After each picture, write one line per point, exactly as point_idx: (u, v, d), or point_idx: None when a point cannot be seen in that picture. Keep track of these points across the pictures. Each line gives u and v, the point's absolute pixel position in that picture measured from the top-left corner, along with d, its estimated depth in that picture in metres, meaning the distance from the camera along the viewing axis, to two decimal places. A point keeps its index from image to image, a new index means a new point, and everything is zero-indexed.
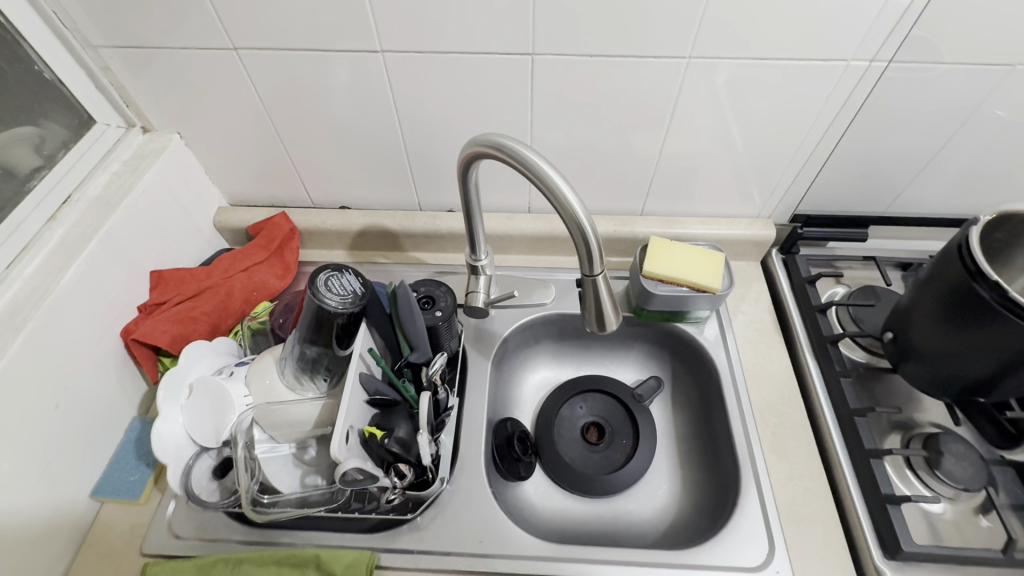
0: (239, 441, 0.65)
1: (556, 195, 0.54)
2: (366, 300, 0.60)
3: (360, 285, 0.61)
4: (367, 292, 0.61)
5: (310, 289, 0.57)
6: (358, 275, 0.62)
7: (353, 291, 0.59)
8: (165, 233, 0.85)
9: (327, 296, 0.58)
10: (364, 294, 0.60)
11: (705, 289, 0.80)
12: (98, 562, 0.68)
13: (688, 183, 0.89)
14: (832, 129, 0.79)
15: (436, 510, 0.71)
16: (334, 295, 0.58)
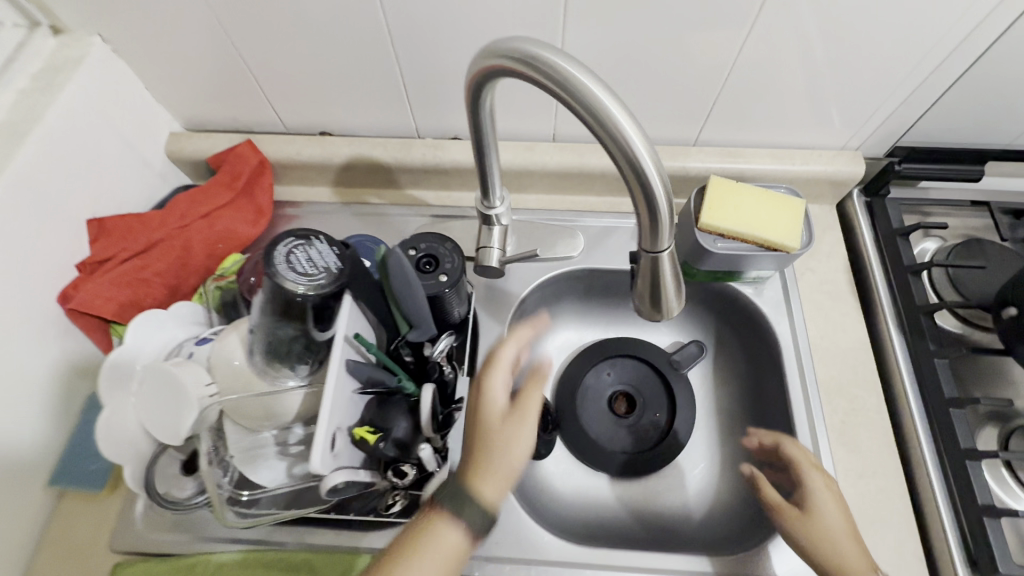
0: (201, 441, 0.54)
1: (615, 138, 0.36)
2: (343, 279, 0.45)
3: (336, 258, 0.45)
4: (345, 268, 0.45)
5: (265, 272, 0.42)
6: (331, 244, 0.46)
7: (326, 268, 0.44)
8: (104, 170, 0.67)
9: (291, 279, 0.42)
10: (340, 272, 0.45)
11: (777, 249, 0.65)
12: (69, 557, 0.60)
13: (763, 104, 0.69)
14: (988, 23, 0.57)
15: None
16: (300, 277, 0.43)
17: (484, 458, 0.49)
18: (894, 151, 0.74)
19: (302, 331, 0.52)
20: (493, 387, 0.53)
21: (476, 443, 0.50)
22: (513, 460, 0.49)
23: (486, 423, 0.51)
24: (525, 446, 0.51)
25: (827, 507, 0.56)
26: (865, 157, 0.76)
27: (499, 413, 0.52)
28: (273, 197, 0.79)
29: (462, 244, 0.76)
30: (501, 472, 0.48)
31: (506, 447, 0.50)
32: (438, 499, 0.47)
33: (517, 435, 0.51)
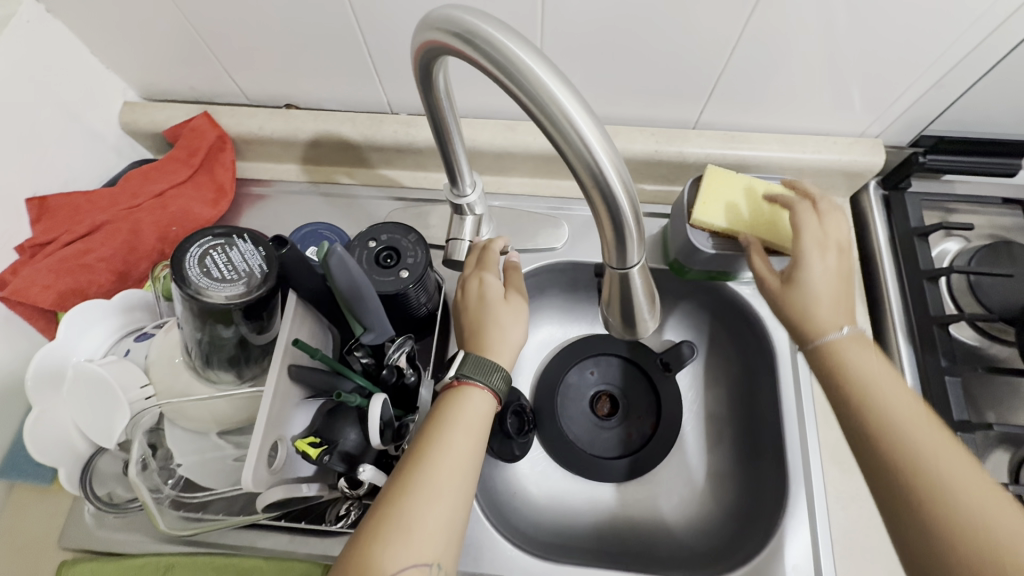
0: (134, 446, 0.49)
1: (568, 138, 0.32)
2: (269, 281, 0.42)
3: (260, 260, 0.43)
4: (270, 269, 0.43)
5: (176, 280, 0.40)
6: (256, 243, 0.43)
7: (247, 271, 0.42)
8: (46, 145, 0.62)
9: (211, 286, 0.41)
10: (264, 275, 0.42)
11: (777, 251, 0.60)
12: (14, 555, 0.58)
13: (772, 83, 0.62)
14: None
15: None
16: (219, 283, 0.41)
17: (484, 337, 0.54)
18: (920, 139, 0.66)
19: (240, 335, 0.47)
20: (488, 279, 0.57)
21: (477, 330, 0.55)
22: (515, 334, 0.55)
23: (483, 310, 0.55)
24: (522, 324, 0.56)
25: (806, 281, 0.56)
26: (886, 145, 0.68)
27: (500, 292, 0.57)
28: (236, 174, 0.73)
29: (436, 231, 0.70)
30: (505, 358, 0.53)
31: (501, 350, 0.53)
32: (456, 371, 0.49)
33: (516, 309, 0.56)
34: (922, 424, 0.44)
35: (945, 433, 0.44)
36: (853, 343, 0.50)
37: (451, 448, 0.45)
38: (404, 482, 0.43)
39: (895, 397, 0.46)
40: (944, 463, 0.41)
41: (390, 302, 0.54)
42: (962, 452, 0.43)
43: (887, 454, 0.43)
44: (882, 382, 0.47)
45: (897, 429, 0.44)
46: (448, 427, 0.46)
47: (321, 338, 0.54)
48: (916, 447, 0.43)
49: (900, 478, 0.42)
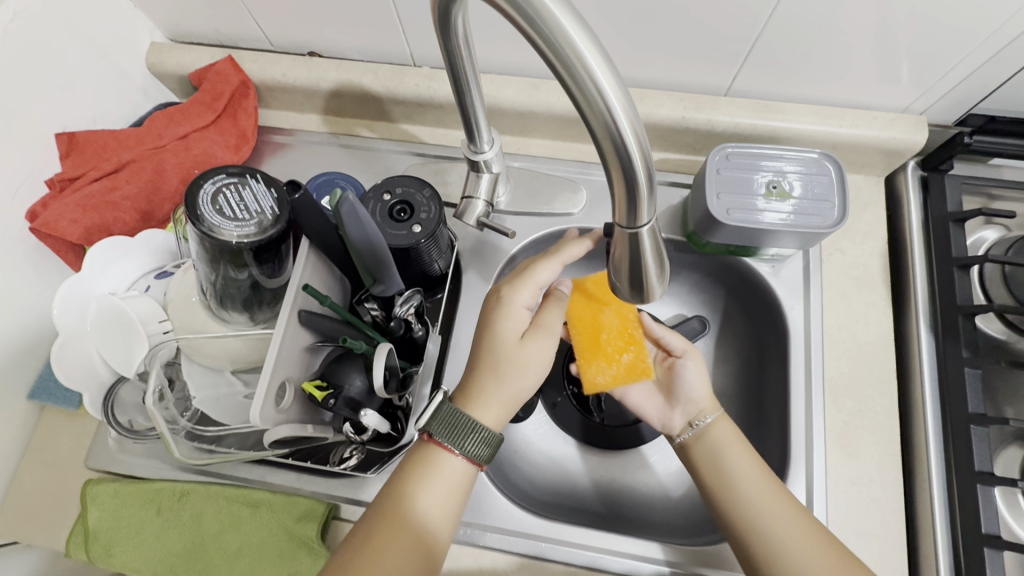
0: (151, 377, 0.51)
1: (584, 89, 0.30)
2: (279, 221, 0.43)
3: (272, 202, 0.43)
4: (281, 211, 0.44)
5: (189, 217, 0.41)
6: (268, 185, 0.44)
7: (259, 212, 0.43)
8: (76, 82, 0.63)
9: (223, 224, 0.41)
10: (275, 216, 0.43)
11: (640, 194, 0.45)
12: (47, 471, 0.62)
13: (812, 49, 0.58)
14: None
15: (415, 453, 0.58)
16: (230, 223, 0.42)
17: (482, 376, 0.52)
18: (968, 117, 0.63)
19: (253, 279, 0.49)
20: (515, 300, 0.53)
21: (481, 362, 0.52)
22: (514, 383, 0.52)
23: (495, 344, 0.52)
24: (525, 375, 0.53)
25: (690, 372, 0.60)
26: (930, 123, 0.65)
27: (519, 323, 0.53)
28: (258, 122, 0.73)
29: (453, 189, 0.70)
30: (490, 412, 0.51)
31: (488, 400, 0.51)
32: (427, 427, 0.50)
33: (528, 355, 0.53)
34: (772, 496, 0.52)
35: (767, 472, 0.54)
36: (723, 424, 0.58)
37: (444, 472, 0.50)
38: (399, 497, 0.49)
39: (744, 464, 0.54)
40: (783, 534, 0.50)
41: (401, 255, 0.55)
42: (814, 524, 0.51)
43: (756, 561, 0.50)
44: (734, 457, 0.55)
45: (737, 497, 0.53)
46: (442, 452, 0.50)
47: (333, 287, 0.55)
48: (753, 511, 0.52)
49: (744, 533, 0.52)
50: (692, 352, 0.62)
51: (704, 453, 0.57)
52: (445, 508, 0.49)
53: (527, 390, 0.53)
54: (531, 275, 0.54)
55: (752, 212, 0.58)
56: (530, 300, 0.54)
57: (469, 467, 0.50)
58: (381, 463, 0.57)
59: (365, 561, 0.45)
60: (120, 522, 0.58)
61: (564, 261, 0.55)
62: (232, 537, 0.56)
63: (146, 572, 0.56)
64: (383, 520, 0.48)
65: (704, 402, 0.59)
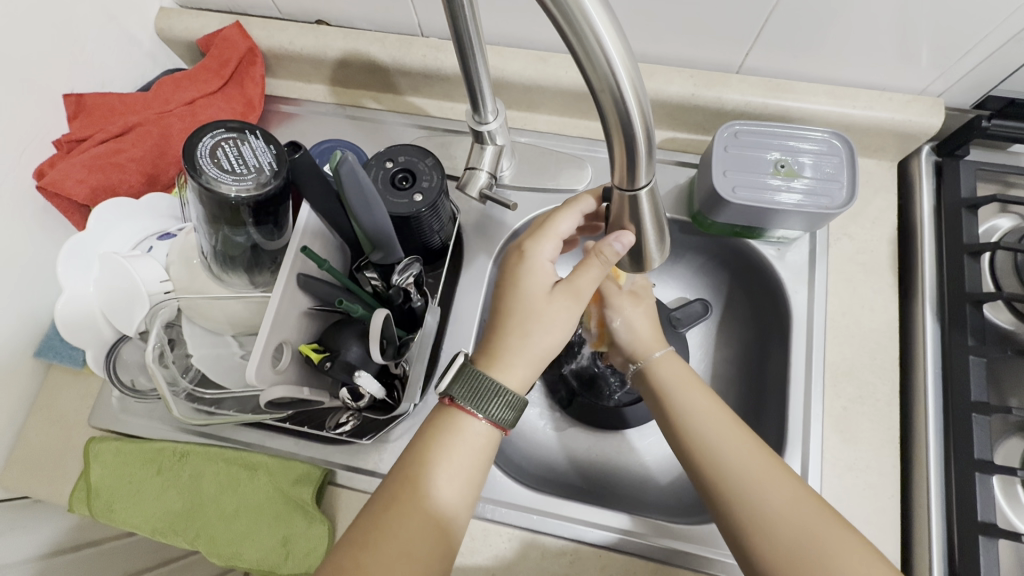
0: (151, 335, 0.51)
1: (586, 44, 0.29)
2: (276, 176, 0.43)
3: (271, 158, 0.43)
4: (278, 166, 0.43)
5: (188, 171, 0.41)
6: (267, 142, 0.44)
7: (257, 168, 0.43)
8: (84, 44, 0.63)
9: (221, 178, 0.41)
10: (273, 171, 0.43)
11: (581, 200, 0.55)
12: (51, 428, 0.63)
13: (827, 26, 0.57)
14: None
15: (411, 422, 0.59)
16: (229, 176, 0.42)
17: (505, 336, 0.50)
18: (987, 101, 0.61)
19: (253, 242, 0.49)
20: (538, 252, 0.52)
21: (505, 317, 0.51)
22: (541, 340, 0.50)
23: (520, 297, 0.51)
24: (552, 331, 0.50)
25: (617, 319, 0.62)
26: (947, 107, 0.63)
27: (546, 275, 0.52)
28: (264, 90, 0.73)
29: (457, 163, 0.69)
30: (516, 374, 0.50)
31: (513, 361, 0.50)
32: (449, 392, 0.49)
33: (559, 313, 0.50)
34: (722, 430, 0.50)
35: (720, 406, 0.52)
36: (668, 360, 0.57)
37: (445, 472, 0.48)
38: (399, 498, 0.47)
39: (688, 395, 0.53)
40: (729, 465, 0.48)
41: (402, 224, 0.55)
42: (764, 453, 0.49)
43: (710, 495, 0.48)
44: (680, 393, 0.54)
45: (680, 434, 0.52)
46: (461, 427, 0.49)
47: (333, 254, 0.55)
48: (698, 439, 0.50)
49: (694, 465, 0.50)
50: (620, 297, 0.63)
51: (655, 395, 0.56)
52: (449, 509, 0.47)
53: (554, 349, 0.51)
54: (551, 227, 0.53)
55: (759, 190, 0.57)
56: (553, 252, 0.53)
57: (492, 431, 0.49)
58: (377, 431, 0.57)
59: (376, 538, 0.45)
60: (121, 480, 0.59)
61: (579, 215, 0.54)
62: (229, 498, 0.57)
63: (146, 529, 0.57)
64: (381, 518, 0.46)
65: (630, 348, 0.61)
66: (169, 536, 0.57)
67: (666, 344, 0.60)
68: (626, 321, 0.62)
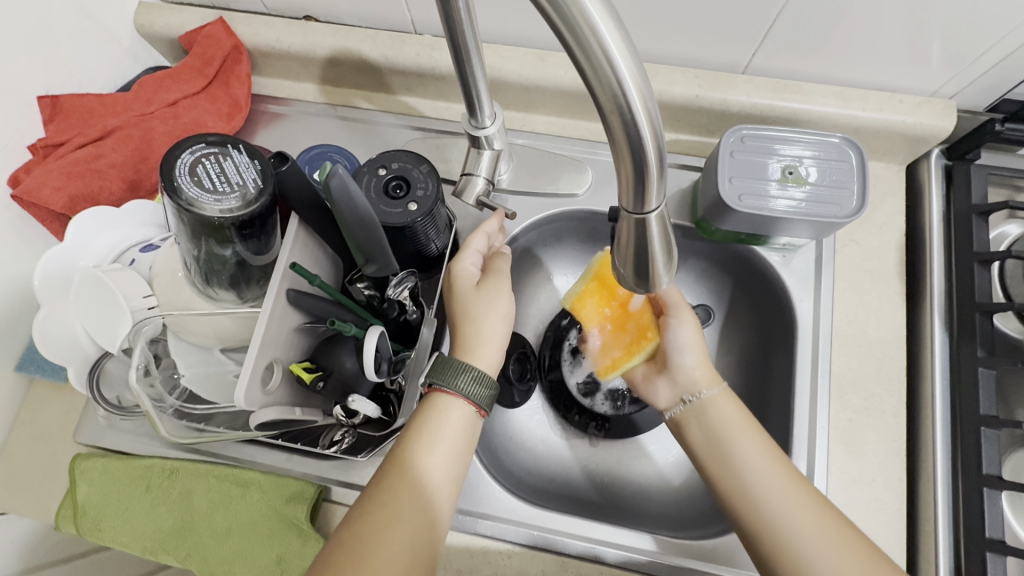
0: (135, 352, 0.49)
1: (593, 58, 0.27)
2: (261, 194, 0.41)
3: (255, 174, 0.41)
4: (263, 182, 0.41)
5: (167, 191, 0.38)
6: (252, 157, 0.42)
7: (241, 185, 0.40)
8: (60, 42, 0.59)
9: (202, 199, 0.39)
10: (259, 188, 0.41)
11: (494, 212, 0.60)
12: (35, 444, 0.61)
13: (839, 26, 0.55)
14: None
15: None
16: (209, 196, 0.39)
17: (460, 336, 0.53)
18: (1000, 103, 0.59)
19: (239, 257, 0.47)
20: (462, 264, 0.56)
21: (456, 324, 0.54)
22: (488, 329, 0.53)
23: (459, 303, 0.55)
24: (496, 316, 0.54)
25: (679, 334, 0.57)
26: (959, 109, 0.61)
27: (473, 280, 0.55)
28: (251, 89, 0.70)
29: (453, 166, 0.67)
30: (482, 356, 0.52)
31: (476, 347, 0.52)
32: (427, 378, 0.50)
33: (489, 301, 0.54)
34: (788, 493, 0.48)
35: (781, 463, 0.50)
36: (726, 402, 0.54)
37: (428, 466, 0.47)
38: (378, 504, 0.45)
39: (747, 451, 0.51)
40: (798, 530, 0.47)
41: (396, 234, 0.52)
42: (830, 516, 0.47)
43: (768, 555, 0.48)
44: (736, 443, 0.52)
45: (742, 490, 0.50)
46: (449, 401, 0.49)
47: (323, 266, 0.53)
48: (762, 502, 0.49)
49: (757, 526, 0.48)
50: (682, 310, 0.57)
51: (705, 442, 0.53)
52: (443, 476, 0.48)
53: (500, 333, 0.54)
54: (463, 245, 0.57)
55: (765, 198, 0.55)
56: (475, 261, 0.56)
57: (469, 410, 0.50)
58: (372, 448, 0.55)
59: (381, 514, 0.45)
60: (109, 497, 0.57)
61: (489, 234, 0.58)
62: (221, 516, 0.56)
63: (136, 548, 0.56)
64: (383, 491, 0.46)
65: (701, 378, 0.56)
66: (159, 555, 0.55)
67: (719, 380, 0.56)
68: (680, 343, 0.57)
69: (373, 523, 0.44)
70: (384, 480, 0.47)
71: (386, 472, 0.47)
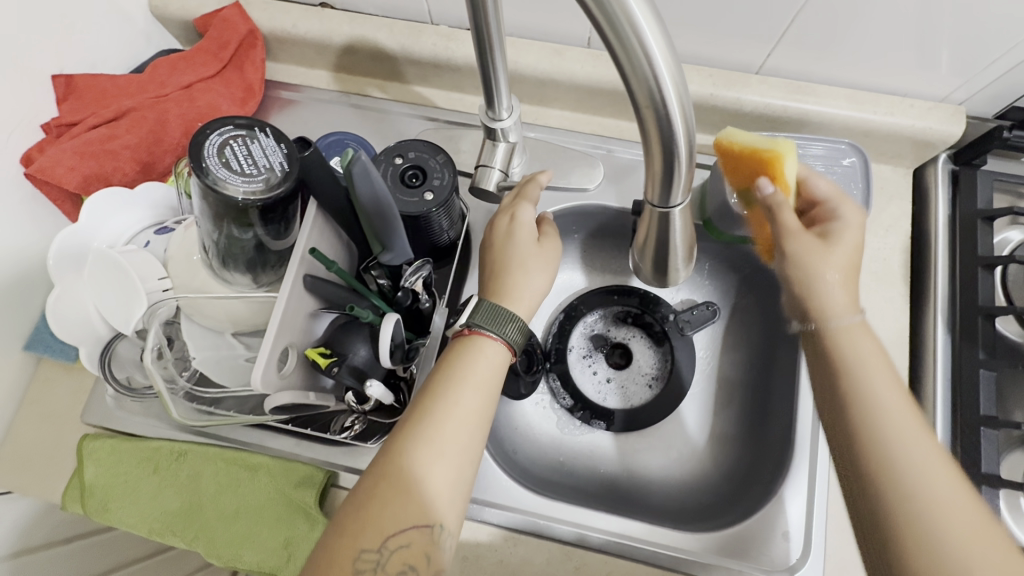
0: (149, 334, 0.49)
1: (632, 55, 0.27)
2: (287, 174, 0.41)
3: (282, 158, 0.42)
4: (289, 165, 0.42)
5: (194, 170, 0.39)
6: (278, 140, 0.42)
7: (268, 167, 0.41)
8: (75, 20, 0.59)
9: (230, 179, 0.40)
10: (284, 172, 0.41)
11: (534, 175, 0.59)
12: (43, 423, 0.61)
13: (855, 30, 0.55)
14: None
15: None
16: (237, 176, 0.40)
17: (505, 280, 0.53)
18: (1009, 111, 0.60)
19: (258, 240, 0.47)
20: (522, 216, 0.55)
21: (504, 269, 0.53)
22: (536, 282, 0.54)
23: (514, 250, 0.54)
24: (545, 274, 0.54)
25: (845, 212, 0.50)
26: (968, 115, 0.62)
27: (531, 233, 0.55)
28: (265, 75, 0.70)
29: (466, 158, 0.67)
30: (524, 304, 0.52)
31: (521, 297, 0.52)
32: (470, 320, 0.49)
33: (543, 258, 0.55)
34: (908, 419, 0.41)
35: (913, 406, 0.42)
36: (862, 332, 0.45)
37: (460, 403, 0.46)
38: (411, 438, 0.44)
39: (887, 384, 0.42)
40: (918, 456, 0.39)
41: (412, 224, 0.53)
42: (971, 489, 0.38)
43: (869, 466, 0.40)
44: (866, 362, 0.43)
45: (880, 414, 0.41)
46: (479, 343, 0.49)
47: (339, 253, 0.53)
48: (897, 442, 0.40)
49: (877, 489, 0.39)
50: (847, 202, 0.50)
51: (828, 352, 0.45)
52: (476, 411, 0.47)
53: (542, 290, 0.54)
54: (518, 199, 0.57)
55: None
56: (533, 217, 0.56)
57: (507, 353, 0.50)
58: (383, 434, 0.56)
59: (415, 449, 0.44)
60: (116, 478, 0.57)
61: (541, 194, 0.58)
62: (229, 498, 0.56)
63: (142, 529, 0.56)
64: (414, 427, 0.45)
65: (841, 302, 0.45)
66: (166, 537, 0.56)
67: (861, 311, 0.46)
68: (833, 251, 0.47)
69: (411, 457, 0.44)
70: (416, 418, 0.46)
71: (418, 410, 0.46)
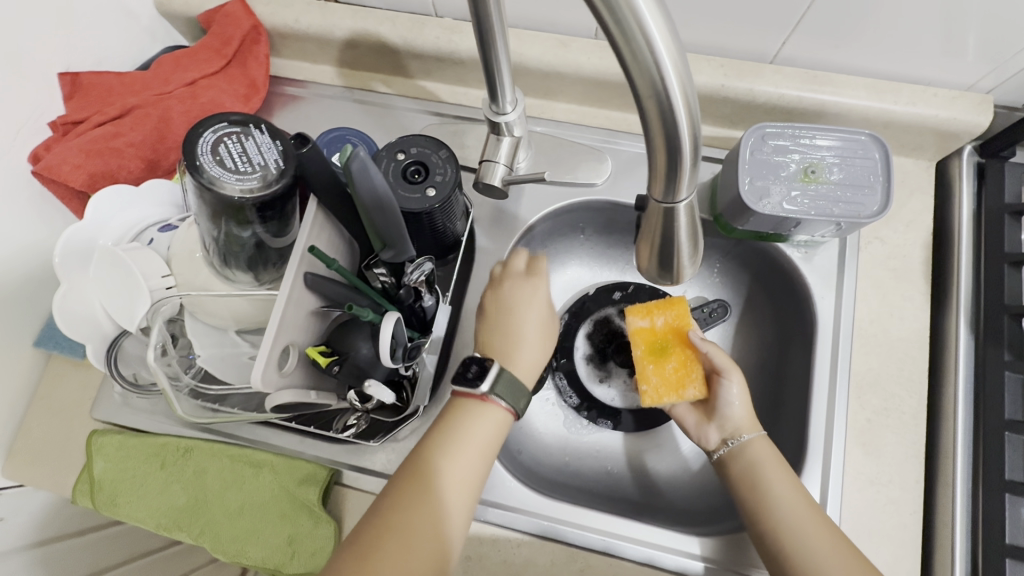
0: (153, 331, 0.50)
1: (633, 43, 0.26)
2: (282, 172, 0.41)
3: (278, 155, 0.41)
4: (285, 162, 0.41)
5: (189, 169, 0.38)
6: (274, 137, 0.41)
7: (263, 166, 0.40)
8: (80, 18, 0.59)
9: (225, 177, 0.39)
10: (280, 170, 0.41)
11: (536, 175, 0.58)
12: (53, 419, 0.62)
13: (875, 16, 0.53)
14: None
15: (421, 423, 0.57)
16: (232, 174, 0.40)
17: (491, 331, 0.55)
18: None
19: (259, 238, 0.46)
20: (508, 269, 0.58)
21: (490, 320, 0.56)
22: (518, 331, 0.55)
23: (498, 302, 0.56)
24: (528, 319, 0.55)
25: (728, 392, 0.54)
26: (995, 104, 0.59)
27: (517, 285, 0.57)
28: (269, 71, 0.69)
29: (471, 153, 0.66)
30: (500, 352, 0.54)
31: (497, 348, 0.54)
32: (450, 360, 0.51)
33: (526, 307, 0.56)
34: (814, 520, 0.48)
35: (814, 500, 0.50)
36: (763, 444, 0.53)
37: (454, 468, 0.48)
38: (405, 498, 0.46)
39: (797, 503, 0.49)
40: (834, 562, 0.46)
41: (413, 220, 0.52)
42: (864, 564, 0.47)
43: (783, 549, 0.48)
44: (776, 477, 0.50)
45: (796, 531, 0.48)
46: (475, 408, 0.50)
47: (341, 249, 0.53)
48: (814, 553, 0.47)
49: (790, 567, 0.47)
50: (733, 369, 0.55)
51: (742, 474, 0.52)
52: (469, 475, 0.48)
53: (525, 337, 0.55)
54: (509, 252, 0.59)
55: (788, 199, 0.54)
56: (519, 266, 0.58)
57: (502, 416, 0.50)
58: (387, 432, 0.56)
59: (409, 509, 0.45)
60: (124, 473, 0.58)
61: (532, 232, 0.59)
62: (234, 494, 0.56)
63: (150, 523, 0.57)
64: (406, 490, 0.47)
65: (742, 420, 0.54)
66: (173, 532, 0.56)
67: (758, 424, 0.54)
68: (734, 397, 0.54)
69: (405, 517, 0.45)
70: (411, 479, 0.47)
71: (412, 473, 0.47)
